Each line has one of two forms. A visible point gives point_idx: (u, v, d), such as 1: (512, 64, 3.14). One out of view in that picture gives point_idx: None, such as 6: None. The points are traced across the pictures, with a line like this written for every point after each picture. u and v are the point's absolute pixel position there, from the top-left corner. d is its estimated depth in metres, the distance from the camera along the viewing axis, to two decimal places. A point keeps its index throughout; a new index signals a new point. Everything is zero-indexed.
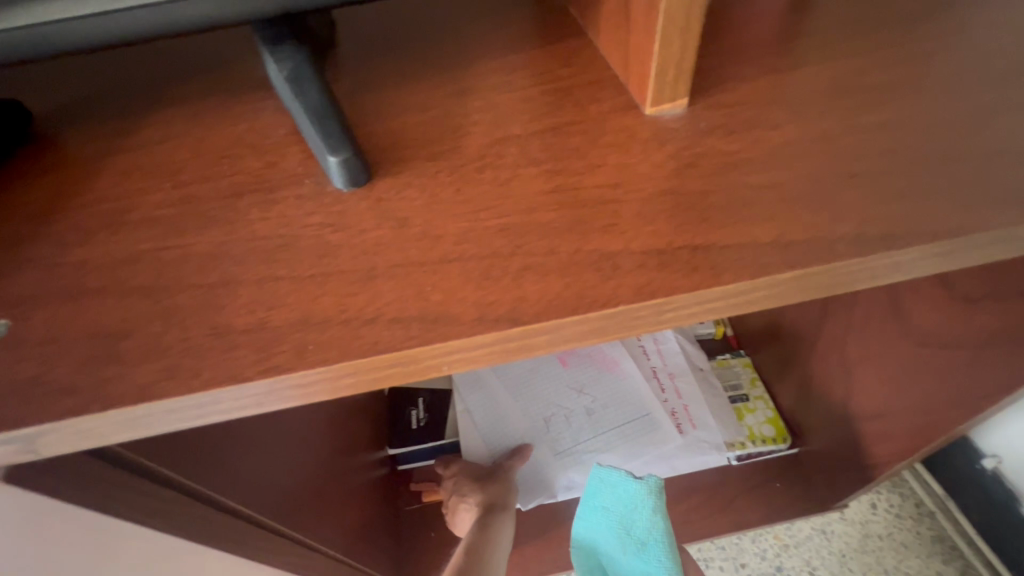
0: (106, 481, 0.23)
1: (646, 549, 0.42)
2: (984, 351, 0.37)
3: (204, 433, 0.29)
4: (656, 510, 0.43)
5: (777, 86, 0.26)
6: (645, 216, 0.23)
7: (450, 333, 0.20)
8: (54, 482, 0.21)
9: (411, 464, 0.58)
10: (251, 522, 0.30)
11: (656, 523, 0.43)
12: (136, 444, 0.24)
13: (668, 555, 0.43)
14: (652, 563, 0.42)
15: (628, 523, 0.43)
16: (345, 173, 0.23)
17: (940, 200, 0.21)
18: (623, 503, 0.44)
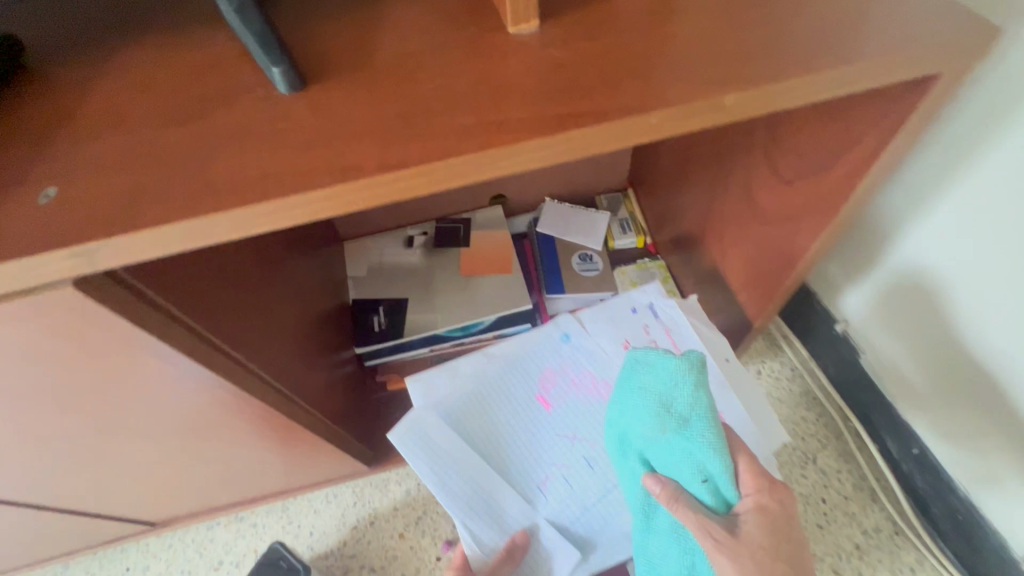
0: (121, 296, 0.34)
1: (687, 424, 0.50)
2: (804, 218, 0.53)
3: (196, 291, 0.41)
4: (697, 387, 0.51)
5: (599, 15, 0.38)
6: (499, 95, 0.33)
7: (359, 175, 0.30)
8: (89, 289, 0.33)
9: (378, 361, 0.86)
10: (230, 357, 0.45)
11: (696, 399, 0.51)
12: (135, 273, 0.35)
13: (708, 430, 0.49)
14: (693, 436, 0.50)
15: (668, 402, 0.52)
16: (285, 81, 0.34)
17: (681, 84, 0.33)
18: (664, 382, 0.53)
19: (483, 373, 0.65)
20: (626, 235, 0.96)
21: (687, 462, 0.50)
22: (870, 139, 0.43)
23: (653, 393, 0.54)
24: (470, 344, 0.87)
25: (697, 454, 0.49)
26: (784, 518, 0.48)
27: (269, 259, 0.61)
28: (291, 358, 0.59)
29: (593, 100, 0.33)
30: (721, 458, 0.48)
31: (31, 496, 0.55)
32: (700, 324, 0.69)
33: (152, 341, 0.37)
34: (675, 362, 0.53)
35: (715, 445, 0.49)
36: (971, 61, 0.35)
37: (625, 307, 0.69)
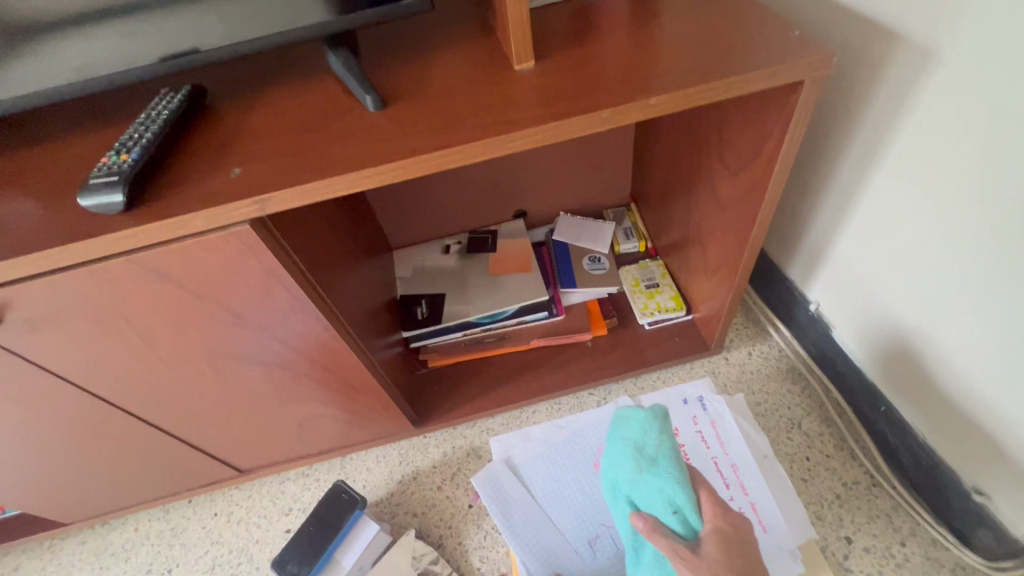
0: (269, 235, 0.53)
1: (657, 462, 0.69)
2: (750, 197, 0.69)
3: (305, 247, 0.61)
4: (662, 435, 0.71)
5: (573, 58, 0.58)
6: (507, 107, 0.53)
7: (424, 151, 0.50)
8: (259, 230, 0.52)
9: (420, 343, 1.03)
10: (324, 296, 0.63)
11: (663, 443, 0.70)
12: (274, 222, 0.54)
13: (672, 467, 0.68)
14: (661, 471, 0.68)
15: (643, 446, 0.71)
16: (374, 102, 0.55)
17: (624, 94, 0.52)
18: (639, 432, 0.72)
19: (549, 434, 0.90)
20: (629, 240, 1.13)
21: (660, 497, 0.67)
22: (777, 132, 0.60)
23: (632, 441, 0.72)
24: (497, 329, 1.03)
25: (666, 487, 0.67)
26: (735, 537, 0.63)
27: (345, 248, 0.82)
28: (358, 318, 0.77)
29: (567, 106, 0.52)
30: (684, 489, 0.66)
31: (168, 418, 0.74)
32: (742, 423, 0.85)
33: (284, 272, 0.56)
34: (643, 414, 0.74)
35: (678, 478, 0.67)
36: (821, 74, 0.53)
37: (677, 396, 0.88)
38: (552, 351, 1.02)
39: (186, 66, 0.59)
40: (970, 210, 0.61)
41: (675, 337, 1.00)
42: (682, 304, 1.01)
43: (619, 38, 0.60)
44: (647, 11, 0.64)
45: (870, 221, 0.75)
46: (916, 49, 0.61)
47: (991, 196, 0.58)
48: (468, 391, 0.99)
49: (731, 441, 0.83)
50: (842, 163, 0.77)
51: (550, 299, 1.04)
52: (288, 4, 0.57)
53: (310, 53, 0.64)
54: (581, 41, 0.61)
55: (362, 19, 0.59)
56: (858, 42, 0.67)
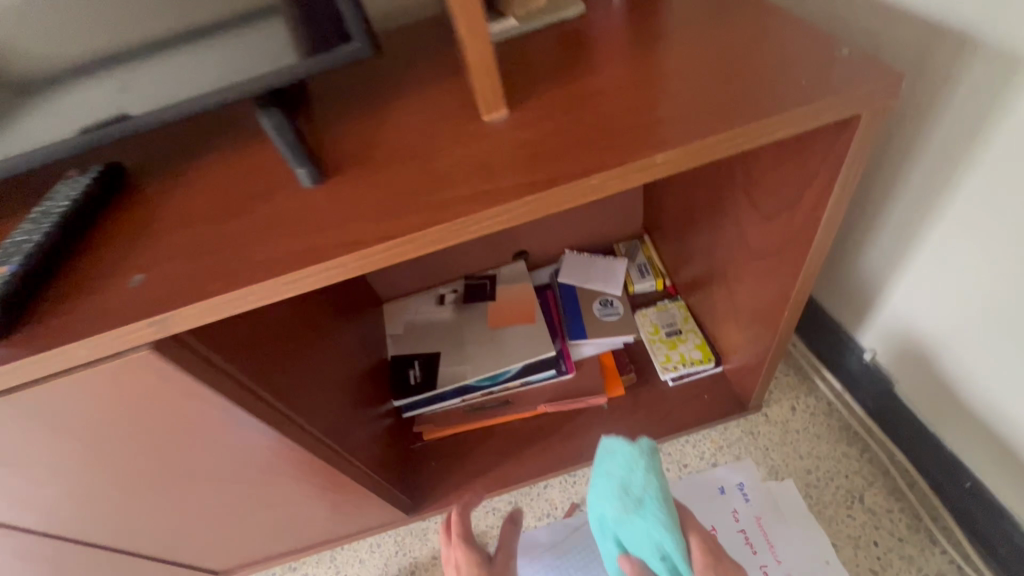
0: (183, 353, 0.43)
1: (644, 505, 0.60)
2: (790, 248, 0.56)
3: (245, 347, 0.50)
4: (650, 472, 0.61)
5: (554, 100, 0.46)
6: (469, 176, 0.41)
7: (362, 243, 0.38)
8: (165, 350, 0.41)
9: (413, 412, 0.91)
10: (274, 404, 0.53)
11: (650, 483, 0.60)
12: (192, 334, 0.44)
13: (661, 510, 0.59)
14: (649, 515, 0.59)
15: (628, 485, 0.61)
16: (310, 176, 0.44)
17: (621, 152, 0.40)
18: (624, 467, 0.62)
19: (562, 535, 0.80)
20: (644, 278, 1.00)
21: (648, 543, 0.59)
22: (822, 177, 0.47)
23: (616, 477, 0.62)
24: (499, 393, 0.91)
25: (654, 533, 0.58)
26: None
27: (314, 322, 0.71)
28: (330, 407, 0.67)
29: (546, 170, 0.40)
30: (674, 537, 0.58)
31: (116, 539, 0.64)
32: (793, 517, 0.76)
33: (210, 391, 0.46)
34: (631, 447, 0.63)
35: (667, 524, 0.58)
36: (881, 105, 0.40)
37: (714, 486, 0.80)
38: (563, 414, 0.90)
39: (113, 139, 0.47)
40: None
41: (703, 394, 0.87)
42: (709, 355, 0.88)
43: (614, 71, 0.48)
44: (647, 35, 0.52)
45: (942, 260, 0.62)
46: (996, 59, 0.48)
47: None
48: (469, 466, 0.87)
49: (780, 541, 0.73)
50: (904, 191, 0.63)
51: (557, 354, 0.92)
52: (228, 61, 0.46)
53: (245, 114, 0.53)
54: (567, 78, 0.49)
55: (290, 76, 0.47)
56: (920, 49, 0.53)
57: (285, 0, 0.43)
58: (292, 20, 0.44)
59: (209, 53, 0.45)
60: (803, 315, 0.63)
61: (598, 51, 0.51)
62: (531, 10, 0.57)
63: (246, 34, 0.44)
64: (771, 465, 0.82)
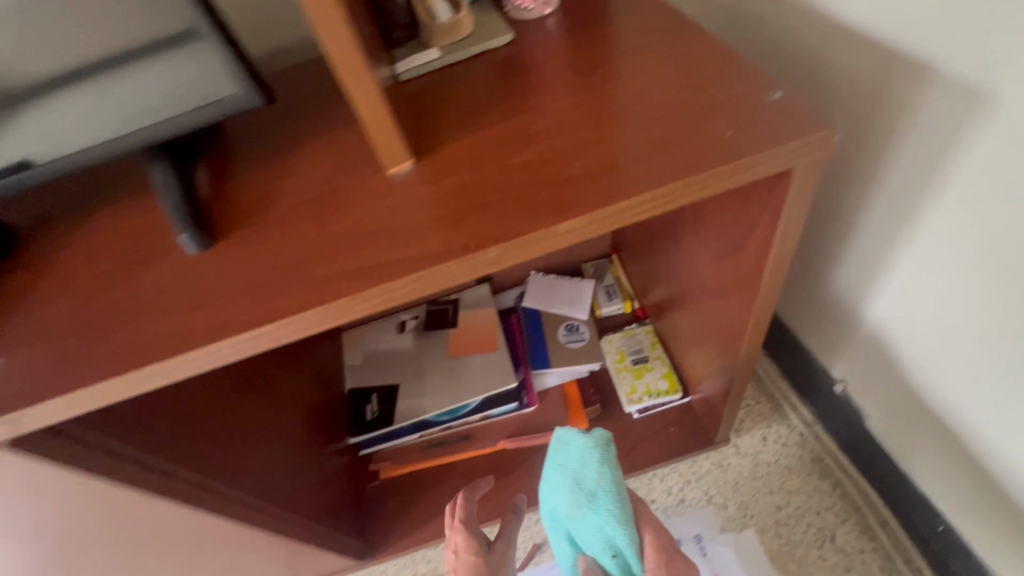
0: (62, 445, 0.42)
1: (596, 499, 0.57)
2: (739, 293, 0.52)
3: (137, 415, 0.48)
4: (603, 463, 0.58)
5: (465, 147, 0.42)
6: (358, 244, 0.37)
7: (234, 328, 0.34)
8: (41, 441, 0.40)
9: (370, 449, 0.88)
10: (175, 477, 0.50)
11: (602, 474, 0.58)
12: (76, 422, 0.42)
13: (613, 504, 0.56)
14: (601, 509, 0.56)
15: (580, 478, 0.58)
16: (194, 242, 0.40)
17: (522, 216, 0.34)
18: (576, 459, 0.59)
19: None
20: (612, 301, 0.96)
21: (600, 539, 0.57)
22: (762, 228, 0.42)
23: (569, 470, 0.59)
24: (459, 427, 0.88)
25: (606, 527, 0.56)
26: None
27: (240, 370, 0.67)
28: (259, 461, 0.63)
29: (440, 239, 0.35)
30: (625, 532, 0.56)
31: None
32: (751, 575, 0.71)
33: (86, 478, 0.44)
34: (585, 439, 0.59)
35: (620, 518, 0.56)
36: (815, 159, 0.35)
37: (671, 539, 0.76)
38: (525, 449, 0.86)
39: (6, 188, 0.41)
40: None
41: (669, 427, 0.83)
42: (676, 385, 0.84)
43: (535, 110, 0.44)
44: (577, 66, 0.47)
45: (908, 295, 0.58)
46: (958, 91, 0.44)
47: None
48: (426, 506, 0.84)
49: None
50: (869, 222, 0.59)
51: (519, 385, 0.88)
52: (128, 103, 0.40)
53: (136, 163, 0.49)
54: (485, 118, 0.44)
55: (162, 132, 0.42)
56: (881, 75, 0.49)
57: (177, 35, 0.37)
58: (163, 59, 0.38)
59: (109, 95, 0.39)
60: (757, 357, 0.60)
61: (523, 88, 0.47)
62: (457, 39, 0.52)
63: (146, 72, 0.38)
64: (739, 501, 0.78)
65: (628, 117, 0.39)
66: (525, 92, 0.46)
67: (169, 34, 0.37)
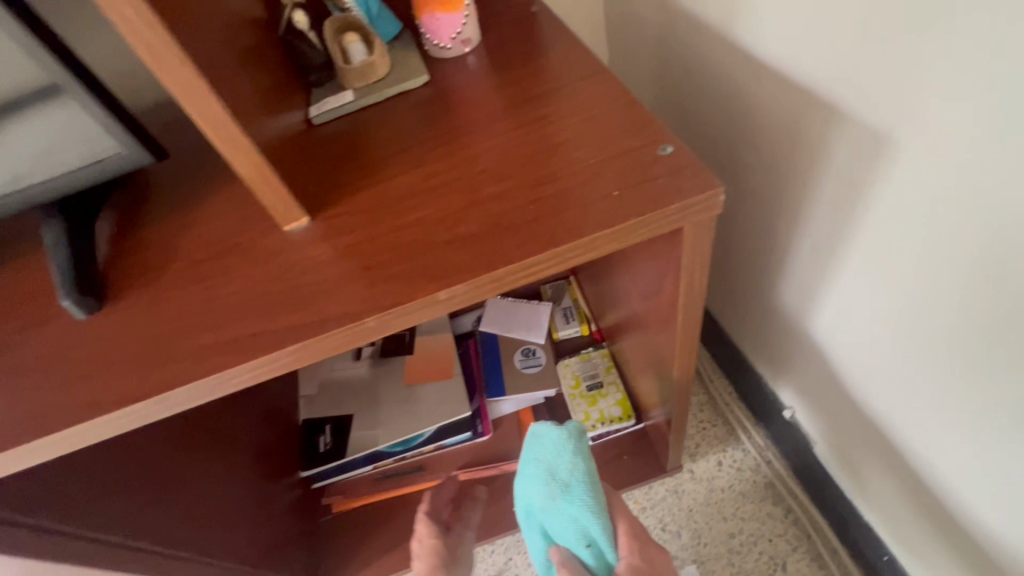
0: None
1: (570, 490, 0.59)
2: (664, 334, 0.51)
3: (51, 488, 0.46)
4: (576, 455, 0.60)
5: (363, 200, 0.40)
6: (243, 310, 0.36)
7: (110, 407, 0.33)
8: None
9: (323, 482, 0.87)
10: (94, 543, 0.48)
11: (576, 466, 0.60)
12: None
13: (587, 495, 0.59)
14: (575, 500, 0.58)
15: (555, 470, 0.60)
16: (78, 308, 0.38)
17: (404, 281, 0.33)
18: (551, 452, 0.61)
19: None
20: (569, 324, 0.95)
21: (574, 528, 0.59)
22: (670, 277, 0.41)
23: (544, 463, 0.61)
24: (414, 457, 0.87)
25: (580, 517, 0.59)
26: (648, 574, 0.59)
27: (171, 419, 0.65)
28: (195, 511, 0.61)
29: (322, 307, 0.34)
30: (598, 521, 0.59)
31: None
32: None
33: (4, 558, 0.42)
34: (559, 431, 0.61)
35: (593, 509, 0.58)
36: (697, 219, 0.34)
37: None
38: (480, 479, 0.86)
39: None
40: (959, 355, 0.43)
41: (623, 454, 0.82)
42: (629, 412, 0.84)
43: (438, 159, 0.43)
44: (488, 110, 0.46)
45: (841, 328, 0.57)
46: (868, 134, 0.43)
47: (990, 348, 0.41)
48: (379, 542, 0.82)
49: None
50: (801, 255, 0.58)
51: (474, 414, 0.87)
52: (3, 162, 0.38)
53: (24, 216, 0.46)
54: (389, 168, 0.43)
55: (45, 191, 0.40)
56: (799, 112, 0.49)
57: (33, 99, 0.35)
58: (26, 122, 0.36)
59: None
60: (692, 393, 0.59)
61: (431, 133, 0.46)
62: (372, 81, 0.51)
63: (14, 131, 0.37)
64: (693, 529, 0.77)
65: (525, 168, 0.38)
66: (433, 138, 0.45)
67: (32, 98, 0.36)
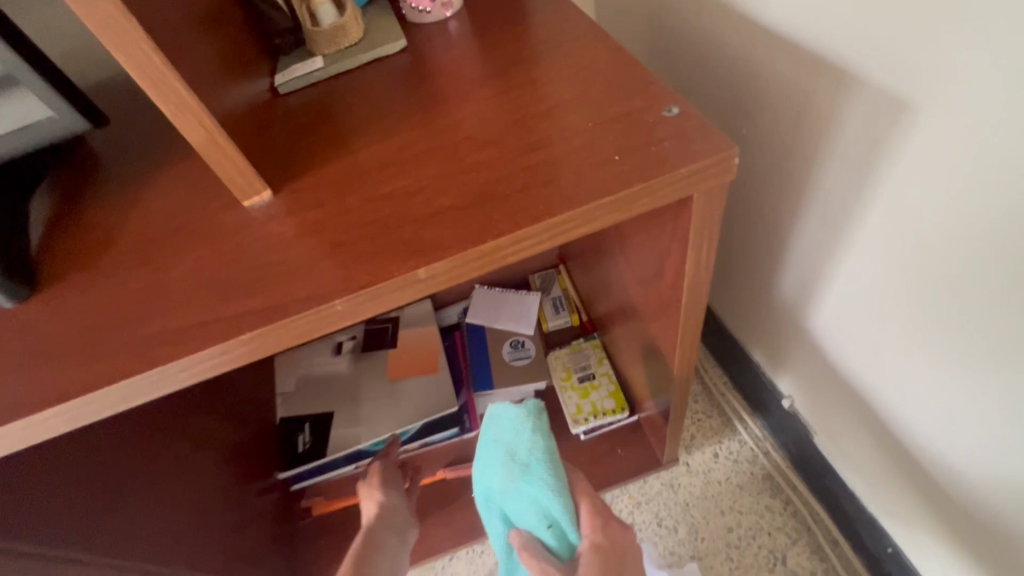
0: None
1: (530, 469, 0.61)
2: (664, 322, 0.48)
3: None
4: (535, 435, 0.63)
5: (335, 173, 0.36)
6: (188, 298, 0.31)
7: (15, 415, 0.28)
8: None
9: (302, 484, 0.82)
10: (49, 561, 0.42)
11: (535, 445, 0.63)
12: None
13: (546, 472, 0.61)
14: (535, 478, 0.61)
15: (515, 450, 0.63)
16: (5, 295, 0.33)
17: (378, 260, 0.29)
18: (510, 434, 0.64)
19: None
20: (559, 314, 0.91)
21: (535, 507, 0.61)
22: (674, 256, 0.38)
23: (504, 445, 0.63)
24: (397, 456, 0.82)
25: (540, 495, 0.61)
26: (614, 552, 0.60)
27: (130, 413, 0.59)
28: (161, 515, 0.56)
29: (282, 290, 0.29)
30: (558, 498, 0.61)
31: None
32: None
33: None
34: (517, 412, 0.65)
35: (552, 486, 0.61)
36: (711, 186, 0.31)
37: None
38: (467, 478, 0.82)
39: None
40: (973, 338, 0.41)
41: (616, 449, 0.79)
42: (623, 404, 0.80)
43: (421, 127, 0.38)
44: (470, 76, 0.42)
45: (845, 313, 0.54)
46: (883, 98, 0.40)
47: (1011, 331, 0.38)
48: None
49: None
50: (804, 235, 0.55)
51: (461, 409, 0.83)
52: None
53: None
54: (366, 138, 0.39)
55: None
56: (806, 81, 0.46)
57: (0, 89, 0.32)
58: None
59: None
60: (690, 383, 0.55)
61: (411, 101, 0.42)
62: (344, 47, 0.47)
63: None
64: (690, 523, 0.75)
65: (516, 135, 0.34)
66: (414, 105, 0.41)
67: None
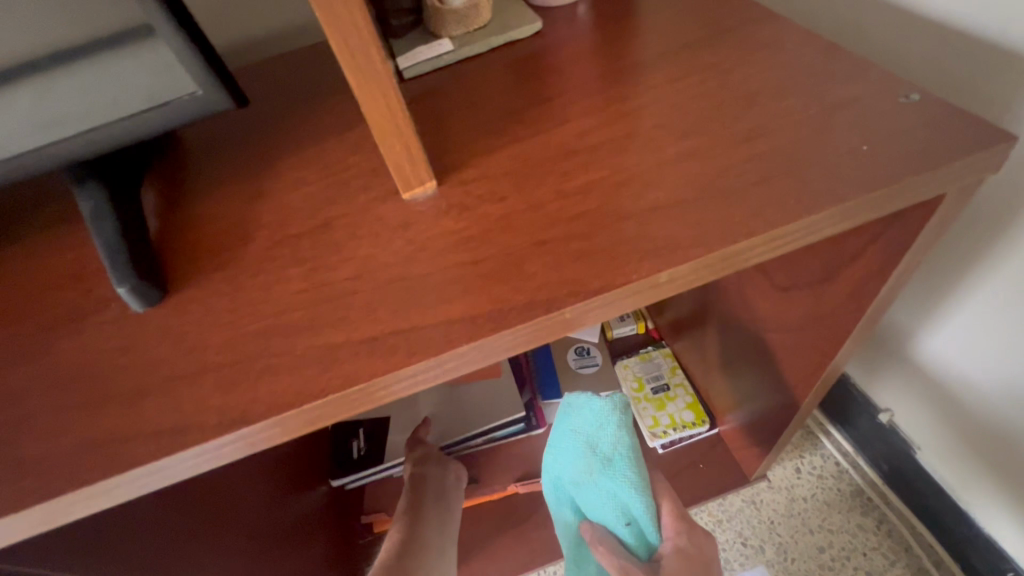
0: None
1: (611, 464, 0.53)
2: (808, 333, 0.44)
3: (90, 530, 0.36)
4: (620, 427, 0.54)
5: (504, 160, 0.32)
6: (371, 305, 0.27)
7: (189, 441, 0.24)
8: None
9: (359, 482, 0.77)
10: None
11: (618, 439, 0.54)
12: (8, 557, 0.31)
13: (630, 470, 0.53)
14: (617, 475, 0.53)
15: (594, 442, 0.54)
16: (137, 298, 0.29)
17: (605, 262, 0.25)
18: (590, 424, 0.55)
19: None
20: (625, 321, 0.85)
21: (612, 504, 0.54)
22: (869, 259, 0.35)
23: (581, 435, 0.55)
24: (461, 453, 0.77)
25: (620, 492, 0.53)
26: (702, 560, 0.50)
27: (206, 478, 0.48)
28: (234, 524, 0.50)
29: (490, 295, 0.25)
30: (641, 498, 0.52)
31: None
32: None
33: None
34: (600, 402, 0.55)
35: (636, 485, 0.53)
36: (968, 181, 0.27)
37: None
38: (537, 494, 0.77)
39: None
40: None
41: (698, 463, 0.76)
42: (702, 417, 0.77)
43: (590, 107, 0.34)
44: (627, 55, 0.38)
45: (982, 327, 0.50)
46: None
47: None
48: None
49: None
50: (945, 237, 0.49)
51: (526, 409, 0.76)
52: (41, 96, 0.29)
53: (58, 188, 0.38)
54: (525, 120, 0.35)
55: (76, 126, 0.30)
56: None
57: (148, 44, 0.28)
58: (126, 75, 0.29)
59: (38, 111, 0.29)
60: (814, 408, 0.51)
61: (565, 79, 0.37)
62: (473, 29, 0.43)
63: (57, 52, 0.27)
64: (778, 543, 0.71)
65: (720, 121, 0.31)
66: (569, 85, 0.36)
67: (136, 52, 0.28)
